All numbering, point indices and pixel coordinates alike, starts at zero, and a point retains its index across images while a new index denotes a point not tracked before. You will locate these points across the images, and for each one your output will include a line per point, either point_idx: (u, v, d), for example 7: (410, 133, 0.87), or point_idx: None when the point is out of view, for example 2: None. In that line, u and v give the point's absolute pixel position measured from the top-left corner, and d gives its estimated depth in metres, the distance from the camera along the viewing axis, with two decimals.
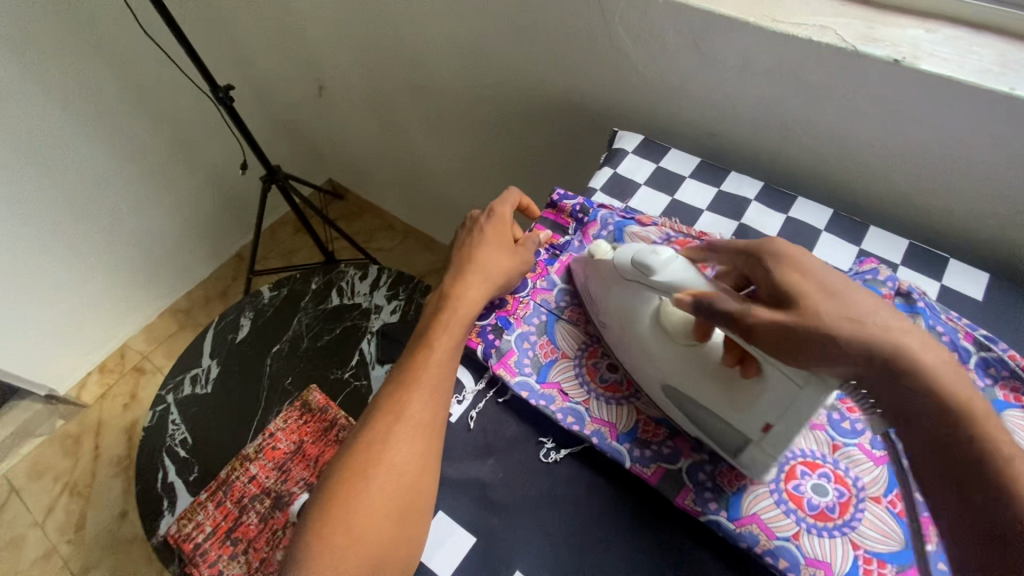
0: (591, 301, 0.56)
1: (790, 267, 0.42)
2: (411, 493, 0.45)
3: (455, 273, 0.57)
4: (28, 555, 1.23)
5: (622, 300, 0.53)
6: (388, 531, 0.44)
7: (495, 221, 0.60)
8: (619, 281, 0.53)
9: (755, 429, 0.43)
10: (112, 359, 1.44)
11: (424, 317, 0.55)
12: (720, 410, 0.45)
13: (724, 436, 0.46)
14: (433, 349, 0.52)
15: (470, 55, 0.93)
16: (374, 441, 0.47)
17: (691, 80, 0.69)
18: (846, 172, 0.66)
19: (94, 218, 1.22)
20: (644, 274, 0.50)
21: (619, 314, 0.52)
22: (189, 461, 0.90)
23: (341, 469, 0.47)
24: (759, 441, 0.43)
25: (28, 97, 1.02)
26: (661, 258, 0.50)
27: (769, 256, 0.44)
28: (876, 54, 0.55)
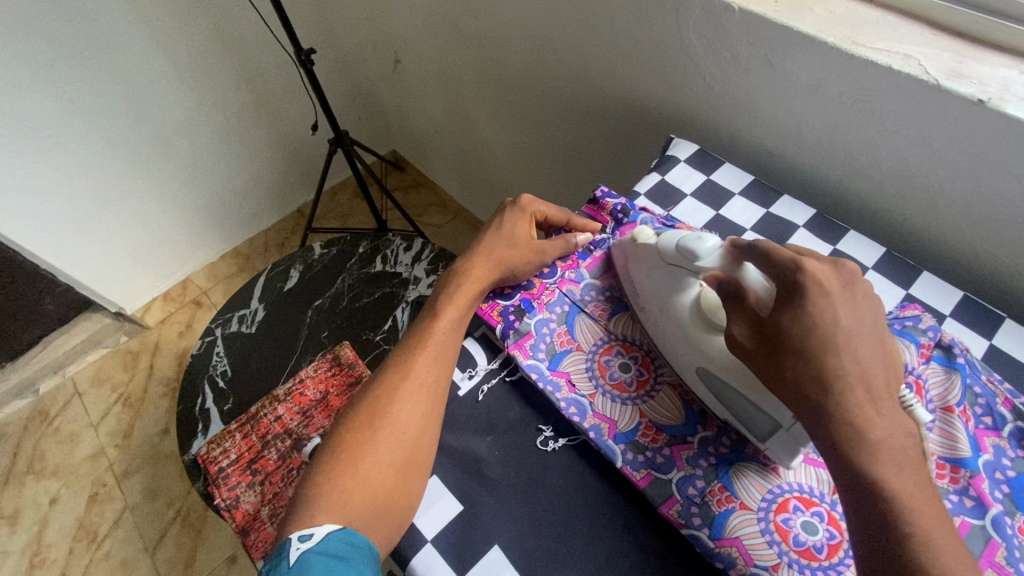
0: (630, 281, 0.56)
1: (795, 320, 0.42)
2: (414, 447, 0.49)
3: (465, 255, 0.60)
4: (80, 451, 1.37)
5: (658, 283, 0.53)
6: (389, 480, 0.47)
7: (515, 214, 0.62)
8: (660, 263, 0.53)
9: (788, 416, 0.44)
10: (176, 289, 1.57)
11: (434, 290, 0.59)
12: (751, 399, 0.46)
13: (750, 420, 0.46)
14: (439, 318, 0.55)
15: (540, 43, 0.94)
16: (382, 396, 0.51)
17: (758, 95, 0.67)
18: (908, 211, 0.63)
19: (176, 157, 1.33)
20: (687, 260, 0.50)
21: (659, 298, 0.53)
22: (226, 392, 0.97)
23: (353, 419, 0.51)
24: (789, 427, 0.44)
25: (135, 39, 1.12)
26: (705, 243, 0.48)
27: (792, 284, 0.43)
28: (960, 90, 0.52)
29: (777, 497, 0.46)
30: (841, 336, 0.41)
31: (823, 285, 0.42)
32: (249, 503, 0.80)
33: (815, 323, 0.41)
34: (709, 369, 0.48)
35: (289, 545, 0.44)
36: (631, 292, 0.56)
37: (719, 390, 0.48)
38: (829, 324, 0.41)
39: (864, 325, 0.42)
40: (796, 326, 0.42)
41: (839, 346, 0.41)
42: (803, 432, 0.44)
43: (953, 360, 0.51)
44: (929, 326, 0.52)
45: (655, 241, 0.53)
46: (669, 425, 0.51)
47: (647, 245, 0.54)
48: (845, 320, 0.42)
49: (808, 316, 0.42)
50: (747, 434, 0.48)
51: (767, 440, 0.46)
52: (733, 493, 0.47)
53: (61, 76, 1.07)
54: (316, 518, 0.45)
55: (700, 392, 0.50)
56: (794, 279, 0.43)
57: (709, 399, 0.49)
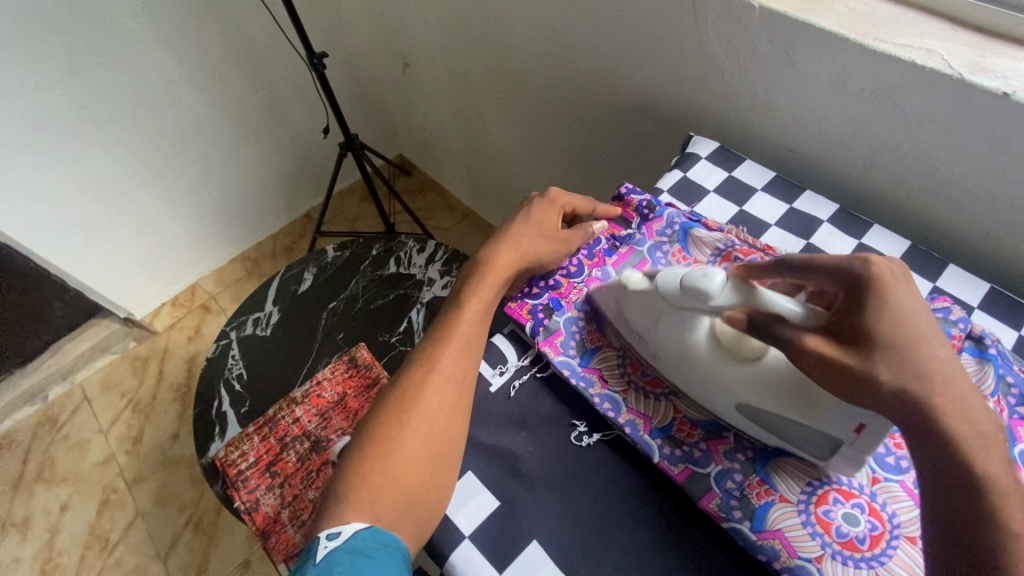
0: (633, 331, 0.53)
1: (879, 314, 0.40)
2: (441, 441, 0.49)
3: (490, 243, 0.59)
4: (91, 458, 1.36)
5: (672, 328, 0.50)
6: (420, 475, 0.47)
7: (545, 204, 0.62)
8: (667, 309, 0.50)
9: (847, 431, 0.43)
10: (185, 294, 1.57)
11: (458, 280, 0.59)
12: (795, 417, 0.45)
13: (808, 442, 0.46)
14: (463, 310, 0.55)
15: (553, 45, 0.95)
16: (408, 390, 0.51)
17: (777, 92, 0.68)
18: (931, 206, 0.63)
19: (186, 162, 1.33)
20: (699, 300, 0.48)
21: (677, 344, 0.50)
22: (242, 394, 0.97)
23: (379, 415, 0.50)
24: (853, 442, 0.43)
25: (146, 43, 1.12)
26: (715, 281, 0.47)
27: (860, 280, 0.41)
28: (984, 84, 0.52)
29: (816, 489, 0.46)
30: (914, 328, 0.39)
31: (884, 279, 0.40)
32: (269, 505, 0.80)
33: (898, 318, 0.39)
34: (752, 404, 0.47)
35: (317, 543, 0.44)
36: (637, 339, 0.53)
37: (760, 419, 0.47)
38: (905, 318, 0.39)
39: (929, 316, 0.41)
40: (871, 318, 0.40)
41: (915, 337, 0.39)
42: (867, 444, 0.43)
43: (985, 351, 0.51)
44: (959, 318, 0.52)
45: (651, 287, 0.51)
46: (704, 421, 0.51)
47: (642, 292, 0.52)
48: (910, 310, 0.40)
49: (891, 309, 0.40)
50: (810, 457, 0.46)
51: (827, 455, 0.45)
52: (772, 487, 0.47)
53: (73, 80, 1.07)
54: (345, 516, 0.45)
55: (738, 424, 0.49)
56: (853, 275, 0.41)
57: (751, 430, 0.48)
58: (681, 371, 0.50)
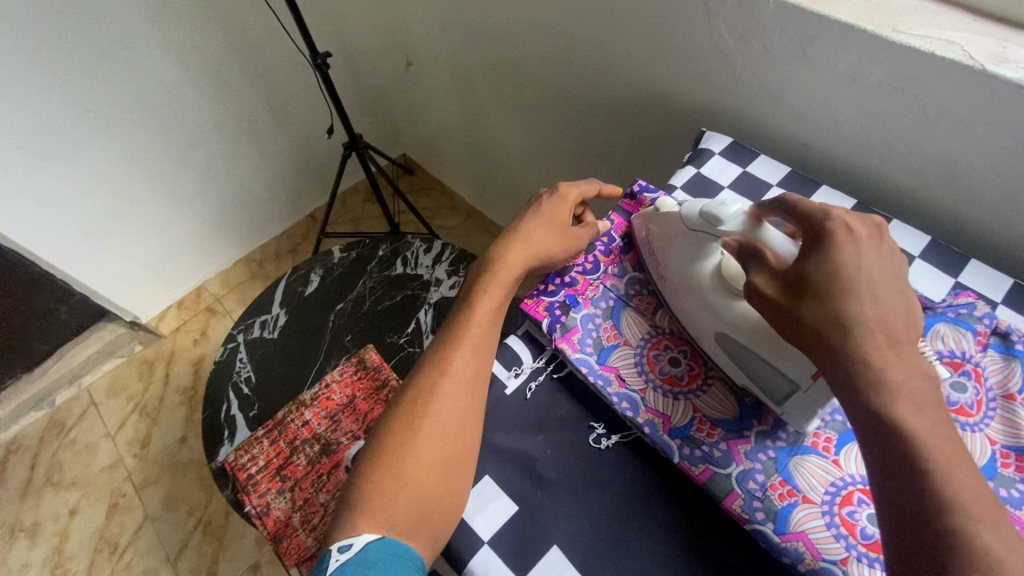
0: (651, 253, 0.57)
1: (824, 261, 0.41)
2: (455, 445, 0.48)
3: (501, 241, 0.58)
4: (99, 462, 1.35)
5: (682, 252, 0.54)
6: (434, 481, 0.46)
7: (556, 200, 0.61)
8: (682, 233, 0.54)
9: (805, 376, 0.45)
10: (190, 297, 1.56)
11: (468, 280, 0.57)
12: (759, 354, 0.47)
13: (769, 383, 0.48)
14: (475, 310, 0.54)
15: (560, 43, 0.94)
16: (420, 394, 0.50)
17: (791, 86, 0.67)
18: (950, 200, 0.62)
19: (190, 165, 1.33)
20: (711, 225, 0.51)
21: (680, 269, 0.54)
22: (251, 398, 0.96)
23: (392, 420, 0.49)
24: (807, 390, 0.45)
25: (150, 46, 1.11)
26: (730, 210, 0.50)
27: (820, 229, 0.43)
28: (1007, 75, 0.51)
29: (840, 489, 0.45)
30: (857, 283, 0.41)
31: (836, 233, 0.42)
32: (280, 510, 0.80)
33: (841, 268, 0.41)
34: (730, 335, 0.50)
35: (329, 556, 0.43)
36: (653, 263, 0.57)
37: (734, 353, 0.50)
38: (851, 270, 0.41)
39: (888, 276, 0.41)
40: (817, 267, 0.42)
41: (853, 288, 0.40)
42: (822, 393, 0.44)
43: (1011, 348, 0.50)
44: (985, 313, 0.52)
45: (678, 210, 0.55)
46: (723, 420, 0.50)
47: (670, 213, 0.56)
48: (855, 265, 0.41)
49: (838, 258, 0.41)
50: (769, 401, 0.48)
51: (784, 402, 0.47)
52: (795, 487, 0.46)
53: (75, 84, 1.07)
54: (357, 526, 0.44)
55: (723, 362, 0.51)
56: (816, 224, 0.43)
57: (731, 371, 0.51)
58: (674, 289, 0.54)
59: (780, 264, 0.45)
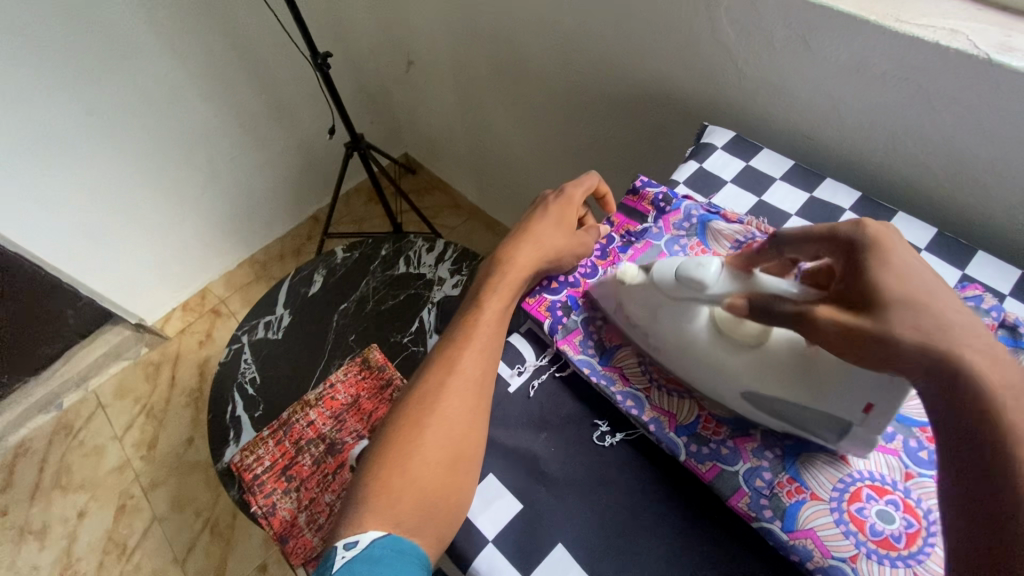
0: (632, 324, 0.53)
1: (885, 269, 0.39)
2: (462, 443, 0.48)
3: (510, 242, 0.58)
4: (106, 464, 1.36)
5: (672, 321, 0.50)
6: (441, 480, 0.46)
7: (563, 201, 0.60)
8: (664, 302, 0.50)
9: (857, 411, 0.43)
10: (194, 299, 1.57)
11: (477, 281, 0.58)
12: (803, 400, 0.45)
13: (816, 425, 0.45)
14: (484, 310, 0.54)
15: (560, 39, 0.94)
16: (428, 393, 0.50)
17: (794, 78, 0.66)
18: (956, 191, 0.62)
19: (193, 167, 1.33)
20: (696, 290, 0.47)
21: (677, 338, 0.50)
22: (256, 399, 0.96)
23: (398, 419, 0.49)
24: (862, 422, 0.43)
25: (152, 49, 1.12)
26: (709, 269, 0.46)
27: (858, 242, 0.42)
28: (1013, 65, 0.51)
29: (849, 486, 0.45)
30: (923, 287, 0.38)
31: (883, 239, 0.41)
32: (286, 510, 0.80)
33: (905, 276, 0.39)
34: (760, 391, 0.46)
35: (336, 553, 0.43)
36: (637, 334, 0.53)
37: (768, 405, 0.47)
38: (912, 276, 0.39)
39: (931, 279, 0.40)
40: (882, 277, 0.39)
41: (928, 293, 0.38)
42: (876, 422, 0.43)
43: (1019, 340, 0.50)
44: (992, 306, 0.51)
45: (648, 280, 0.50)
46: (729, 418, 0.50)
47: (639, 285, 0.51)
48: (915, 270, 0.39)
49: (894, 264, 0.39)
50: (818, 439, 0.46)
51: (840, 438, 0.45)
52: (803, 484, 0.46)
53: (78, 87, 1.07)
54: (363, 524, 0.44)
55: (747, 412, 0.48)
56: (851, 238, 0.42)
57: (762, 419, 0.48)
58: (683, 362, 0.50)
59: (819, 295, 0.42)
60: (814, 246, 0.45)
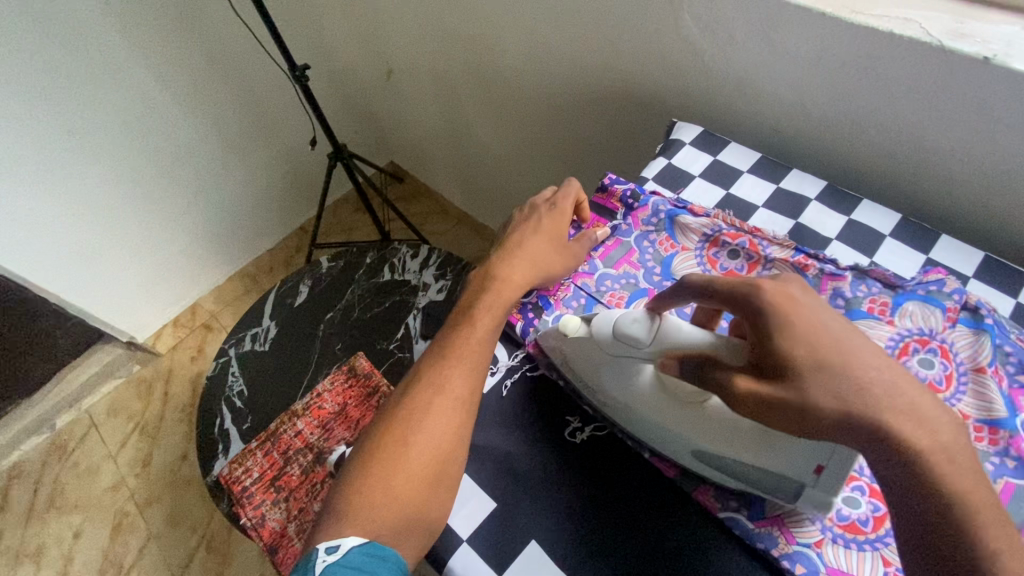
0: (576, 376, 0.51)
1: (782, 333, 0.37)
2: (447, 461, 0.47)
3: (502, 255, 0.56)
4: (101, 483, 1.36)
5: (612, 378, 0.48)
6: (423, 495, 0.46)
7: (554, 214, 0.59)
8: (603, 358, 0.48)
9: (807, 471, 0.41)
10: (185, 314, 1.57)
11: (467, 292, 0.55)
12: (753, 464, 0.43)
13: (771, 486, 0.44)
14: (475, 326, 0.52)
15: (533, 42, 0.94)
16: (413, 412, 0.48)
17: (758, 72, 0.67)
18: (920, 176, 0.62)
19: (178, 183, 1.34)
20: (631, 345, 0.46)
21: (620, 393, 0.48)
22: (244, 411, 0.97)
23: (382, 434, 0.48)
24: (814, 483, 0.41)
25: (130, 67, 1.12)
26: (641, 325, 0.46)
27: (755, 305, 0.38)
28: (965, 51, 0.51)
29: None
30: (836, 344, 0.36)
31: (783, 303, 0.37)
32: (276, 520, 0.80)
33: (812, 337, 0.36)
34: (706, 450, 0.45)
35: (316, 556, 0.43)
36: (582, 385, 0.51)
37: (720, 466, 0.45)
38: (809, 333, 0.37)
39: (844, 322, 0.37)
40: (786, 341, 0.37)
41: (846, 355, 0.36)
42: (830, 483, 0.41)
43: (981, 322, 0.51)
44: (954, 289, 0.52)
45: (587, 334, 0.49)
46: None
47: (581, 339, 0.49)
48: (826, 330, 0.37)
49: (792, 323, 0.37)
50: (777, 498, 0.45)
51: (795, 497, 0.43)
52: None
53: (58, 110, 1.07)
54: (343, 530, 0.44)
55: (705, 472, 0.47)
56: (746, 300, 0.38)
57: (718, 478, 0.46)
58: (634, 419, 0.48)
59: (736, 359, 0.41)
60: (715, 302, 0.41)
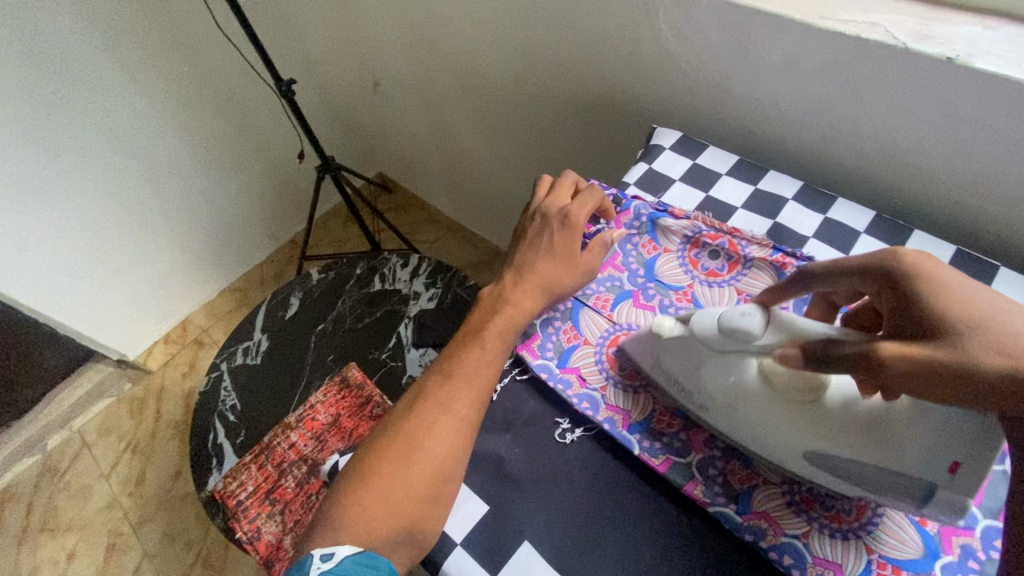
0: (672, 378, 0.50)
1: (938, 292, 0.39)
2: (444, 478, 0.47)
3: (513, 277, 0.57)
4: (94, 503, 1.35)
5: (714, 373, 0.47)
6: (418, 509, 0.46)
7: (566, 230, 0.57)
8: (708, 355, 0.47)
9: (941, 470, 0.39)
10: (176, 331, 1.57)
11: (478, 313, 0.56)
12: (879, 464, 0.41)
13: (895, 491, 0.42)
14: (483, 348, 0.52)
15: (515, 52, 0.96)
16: (418, 430, 0.49)
17: (733, 78, 0.69)
18: (894, 174, 0.64)
19: (167, 199, 1.34)
20: (743, 340, 0.44)
21: (723, 390, 0.46)
22: (237, 425, 0.97)
23: (382, 447, 0.48)
24: (949, 485, 0.39)
25: (117, 86, 1.13)
26: (755, 318, 0.44)
27: (897, 275, 0.41)
28: (929, 52, 0.53)
29: None
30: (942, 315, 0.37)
31: (926, 271, 0.40)
32: (271, 533, 0.80)
33: (961, 297, 0.38)
34: (826, 450, 0.43)
35: (311, 562, 0.44)
36: (676, 385, 0.50)
37: (845, 474, 0.43)
38: (958, 296, 0.38)
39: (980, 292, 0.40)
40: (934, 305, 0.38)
41: (994, 320, 0.37)
42: (966, 485, 0.38)
43: None
44: None
45: (688, 332, 0.47)
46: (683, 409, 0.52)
47: (679, 338, 0.48)
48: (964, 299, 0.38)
49: (941, 285, 0.39)
50: (902, 504, 0.43)
51: (923, 503, 0.41)
52: (755, 470, 0.48)
53: (44, 130, 1.08)
54: (338, 538, 0.45)
55: (822, 480, 0.45)
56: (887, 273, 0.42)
57: (838, 486, 0.45)
58: (734, 417, 0.47)
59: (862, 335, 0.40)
60: (847, 280, 0.44)
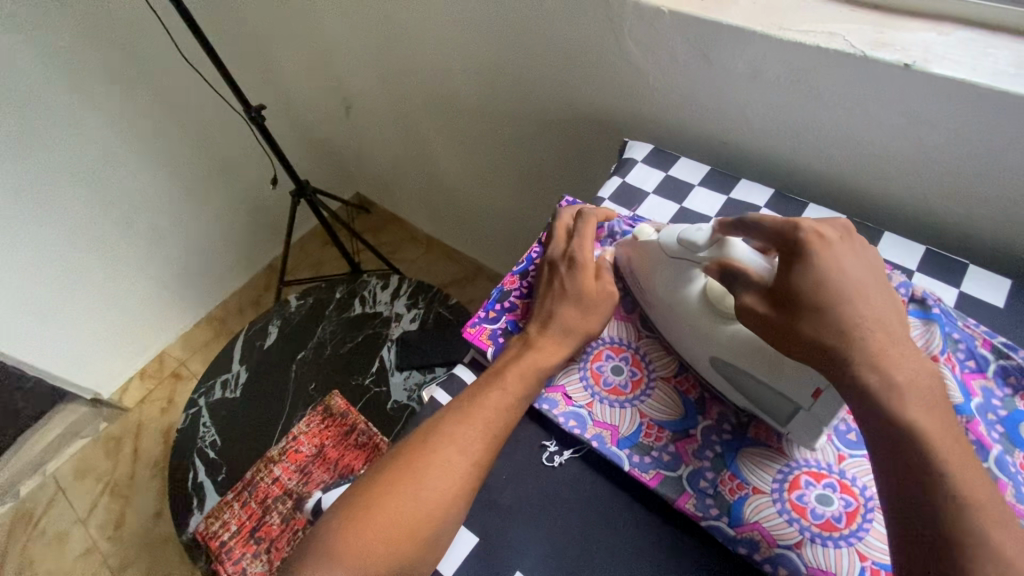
0: (636, 280, 0.56)
1: (810, 266, 0.42)
2: (446, 519, 0.45)
3: (536, 323, 0.55)
4: (72, 550, 1.30)
5: (665, 280, 0.53)
6: (415, 546, 0.44)
7: (580, 266, 0.56)
8: (663, 262, 0.52)
9: (806, 397, 0.44)
10: (152, 365, 1.52)
11: (502, 358, 0.54)
12: (757, 378, 0.47)
13: (772, 405, 0.48)
14: (504, 393, 0.50)
15: (486, 71, 0.96)
16: (428, 467, 0.46)
17: (701, 89, 0.69)
18: (860, 178, 0.65)
19: (137, 231, 1.31)
20: (689, 251, 0.50)
21: (665, 295, 0.53)
22: (218, 462, 0.94)
23: (386, 480, 0.45)
24: (810, 409, 0.45)
25: (81, 119, 1.10)
26: (703, 232, 0.48)
27: (791, 240, 0.43)
28: (888, 60, 0.55)
29: (788, 474, 0.47)
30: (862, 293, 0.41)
31: (813, 243, 0.42)
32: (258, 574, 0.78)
33: (824, 275, 0.41)
34: (725, 359, 0.49)
35: None
36: (637, 287, 0.56)
37: (734, 377, 0.49)
38: (834, 277, 0.41)
39: (874, 274, 0.43)
40: (802, 276, 0.42)
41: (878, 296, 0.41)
42: (827, 413, 0.44)
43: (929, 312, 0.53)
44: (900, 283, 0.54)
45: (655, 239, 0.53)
46: (670, 421, 0.52)
47: (648, 243, 0.54)
48: (851, 270, 0.42)
49: (821, 259, 0.42)
50: (773, 422, 0.49)
51: (790, 421, 0.47)
52: (744, 480, 0.48)
53: (5, 167, 1.04)
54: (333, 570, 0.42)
55: (715, 381, 0.51)
56: (789, 235, 0.43)
57: (724, 387, 0.51)
58: (669, 320, 0.53)
59: (763, 278, 0.44)
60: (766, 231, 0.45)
